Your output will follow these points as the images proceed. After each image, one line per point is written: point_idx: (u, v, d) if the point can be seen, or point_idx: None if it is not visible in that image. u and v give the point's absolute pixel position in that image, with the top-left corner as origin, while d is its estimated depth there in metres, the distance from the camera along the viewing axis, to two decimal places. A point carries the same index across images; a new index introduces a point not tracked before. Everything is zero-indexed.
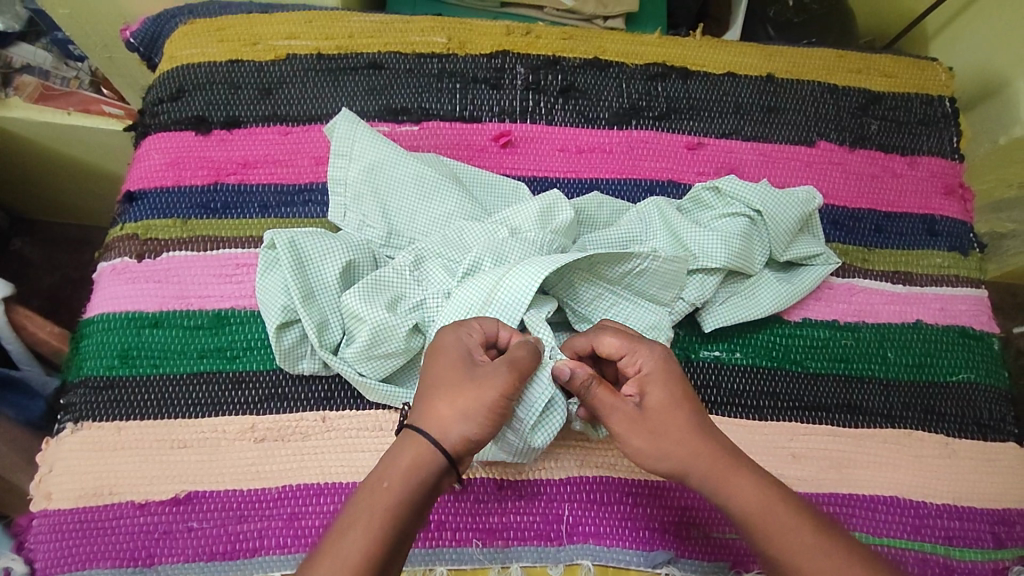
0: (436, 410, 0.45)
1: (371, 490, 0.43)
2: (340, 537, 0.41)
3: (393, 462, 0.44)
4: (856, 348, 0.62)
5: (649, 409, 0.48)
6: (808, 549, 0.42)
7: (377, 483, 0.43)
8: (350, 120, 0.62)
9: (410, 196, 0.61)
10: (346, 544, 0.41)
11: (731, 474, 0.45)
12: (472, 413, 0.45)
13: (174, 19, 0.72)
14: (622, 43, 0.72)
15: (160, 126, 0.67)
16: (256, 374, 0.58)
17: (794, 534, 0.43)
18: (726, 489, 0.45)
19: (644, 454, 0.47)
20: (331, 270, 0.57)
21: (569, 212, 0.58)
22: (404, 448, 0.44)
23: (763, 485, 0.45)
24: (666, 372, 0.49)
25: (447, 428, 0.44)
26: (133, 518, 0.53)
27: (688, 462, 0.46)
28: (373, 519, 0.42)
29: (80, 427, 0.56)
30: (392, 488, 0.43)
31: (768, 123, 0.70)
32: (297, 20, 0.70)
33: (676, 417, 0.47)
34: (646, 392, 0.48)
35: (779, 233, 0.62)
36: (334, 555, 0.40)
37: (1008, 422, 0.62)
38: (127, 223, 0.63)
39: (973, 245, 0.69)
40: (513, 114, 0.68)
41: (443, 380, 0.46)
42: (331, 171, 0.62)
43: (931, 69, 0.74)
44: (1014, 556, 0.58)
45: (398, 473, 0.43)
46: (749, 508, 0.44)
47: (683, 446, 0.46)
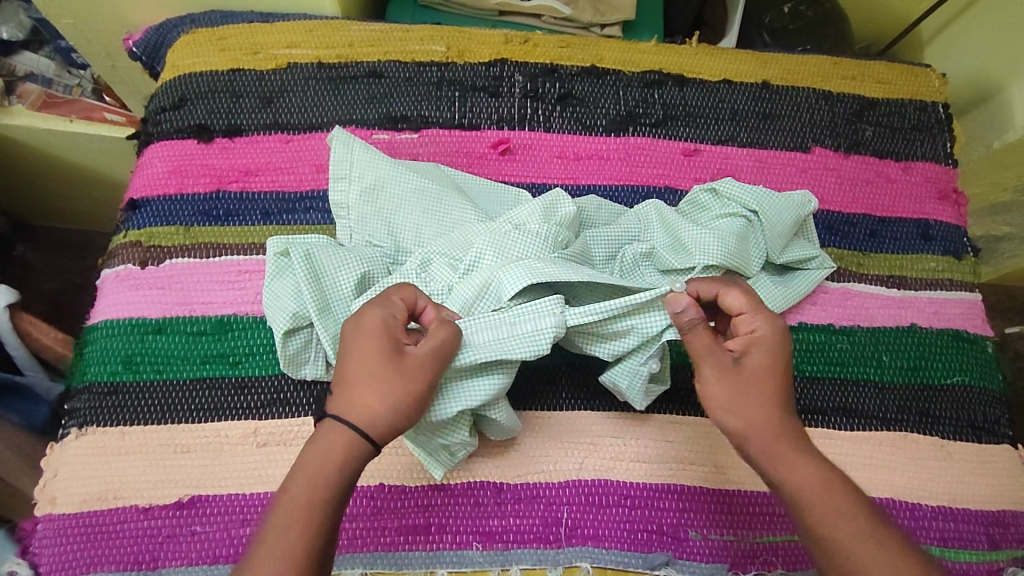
0: (360, 398, 0.45)
1: (302, 480, 0.43)
2: (277, 528, 0.42)
3: (320, 453, 0.44)
4: (851, 351, 0.63)
5: (745, 369, 0.48)
6: (855, 534, 0.43)
7: (306, 470, 0.44)
8: (346, 139, 0.63)
9: (414, 210, 0.62)
10: (285, 536, 0.42)
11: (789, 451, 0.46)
12: (395, 395, 0.46)
13: (177, 28, 0.72)
14: (619, 50, 0.73)
15: (163, 134, 0.68)
16: (259, 379, 0.58)
17: (842, 521, 0.44)
18: (785, 467, 0.46)
19: (719, 408, 0.48)
20: (335, 271, 0.58)
21: (571, 206, 0.59)
22: (329, 435, 0.45)
23: (822, 470, 0.46)
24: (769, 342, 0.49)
25: (375, 415, 0.45)
26: (137, 522, 0.54)
27: (755, 432, 0.47)
28: (309, 506, 0.43)
29: (84, 432, 0.57)
30: (324, 474, 0.44)
31: (764, 130, 0.71)
32: (298, 29, 0.71)
33: (768, 386, 0.48)
34: (746, 352, 0.49)
35: (775, 235, 0.63)
36: (280, 545, 0.41)
37: (1002, 424, 0.63)
38: (130, 230, 0.64)
39: (966, 249, 0.69)
40: (512, 121, 0.69)
41: (366, 366, 0.46)
42: (332, 194, 0.62)
43: (924, 75, 0.75)
44: (1009, 557, 0.58)
45: (327, 458, 0.44)
46: (803, 489, 0.45)
47: (757, 415, 0.47)
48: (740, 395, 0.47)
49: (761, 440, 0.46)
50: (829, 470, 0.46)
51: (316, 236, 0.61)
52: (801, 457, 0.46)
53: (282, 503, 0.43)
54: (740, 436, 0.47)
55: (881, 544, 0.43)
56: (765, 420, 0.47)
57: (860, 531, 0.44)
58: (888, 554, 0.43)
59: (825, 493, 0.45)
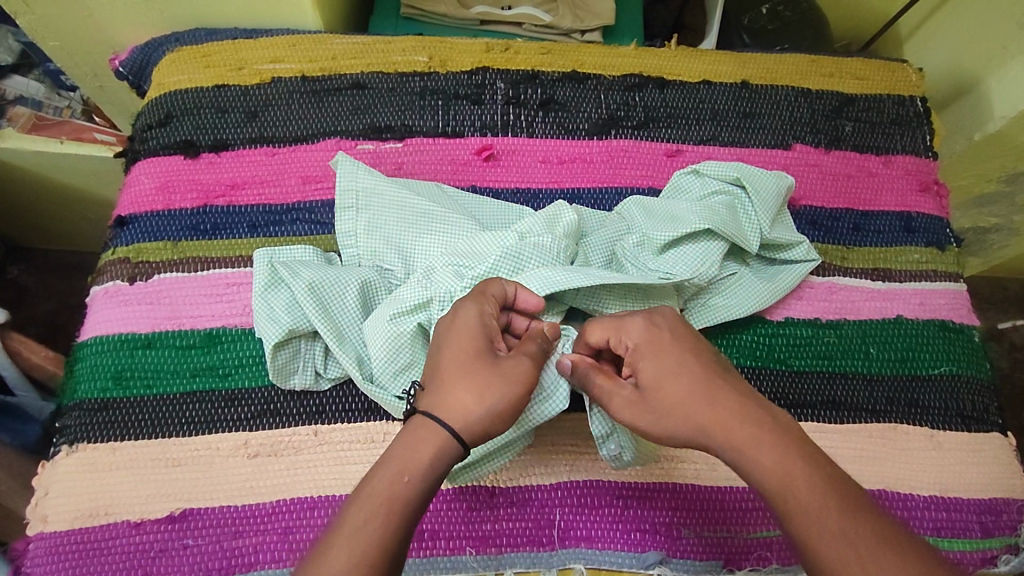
0: (456, 394, 0.46)
1: (387, 481, 0.42)
2: (353, 529, 0.40)
3: (410, 448, 0.44)
4: (838, 344, 0.63)
5: (644, 386, 0.48)
6: (828, 532, 0.41)
7: (395, 470, 0.43)
8: (351, 160, 0.64)
9: (412, 226, 0.62)
10: (360, 537, 0.40)
11: (749, 444, 0.45)
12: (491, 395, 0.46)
13: (162, 47, 0.73)
14: (599, 56, 0.74)
15: (149, 151, 0.68)
16: (249, 392, 0.59)
17: (816, 516, 0.41)
18: (747, 463, 0.44)
19: (653, 436, 0.48)
20: (340, 302, 0.58)
21: (574, 215, 0.60)
22: (420, 436, 0.44)
23: (788, 462, 0.43)
24: (660, 342, 0.49)
25: (470, 419, 0.45)
26: (129, 537, 0.54)
27: (706, 430, 0.46)
28: (388, 513, 0.41)
29: (75, 449, 0.57)
30: (409, 481, 0.42)
31: (745, 128, 0.72)
32: (281, 44, 0.72)
33: (689, 384, 0.47)
34: (637, 369, 0.49)
35: (764, 203, 0.64)
36: (352, 546, 0.39)
37: (991, 413, 0.63)
38: (118, 247, 0.64)
39: (950, 240, 0.70)
40: (496, 128, 0.70)
41: (452, 361, 0.48)
42: (339, 224, 0.63)
43: (901, 70, 0.76)
44: (1002, 544, 0.58)
45: (416, 464, 0.43)
46: (768, 482, 0.43)
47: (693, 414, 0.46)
48: (669, 407, 0.47)
49: (712, 437, 0.46)
50: (797, 462, 0.43)
51: (304, 248, 0.62)
52: (761, 446, 0.44)
53: (360, 503, 0.42)
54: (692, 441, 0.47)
55: (866, 540, 0.40)
56: (702, 419, 0.46)
57: (835, 526, 0.41)
58: (868, 547, 0.40)
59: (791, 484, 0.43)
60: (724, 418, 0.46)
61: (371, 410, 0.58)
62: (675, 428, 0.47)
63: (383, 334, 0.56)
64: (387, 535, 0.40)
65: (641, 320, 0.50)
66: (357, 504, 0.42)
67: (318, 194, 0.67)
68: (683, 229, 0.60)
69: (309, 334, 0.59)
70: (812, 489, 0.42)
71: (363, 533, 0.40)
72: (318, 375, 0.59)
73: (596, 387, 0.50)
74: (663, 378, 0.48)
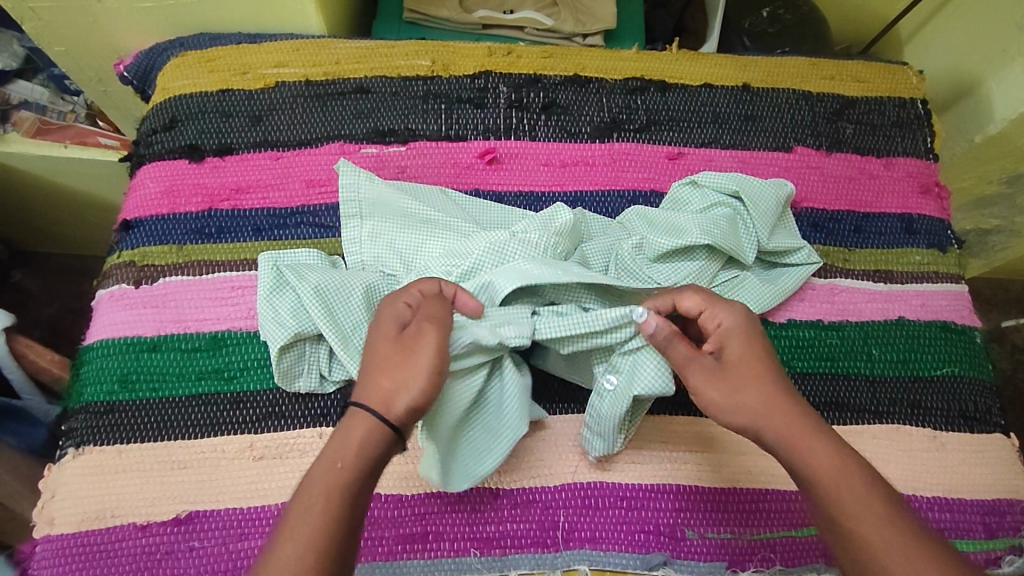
0: (376, 381, 0.47)
1: (321, 472, 0.43)
2: (296, 523, 0.42)
3: (341, 437, 0.45)
4: (840, 345, 0.64)
5: (729, 361, 0.49)
6: (870, 522, 0.43)
7: (330, 459, 0.44)
8: (353, 167, 0.65)
9: (415, 231, 0.62)
10: (303, 530, 0.41)
11: (801, 438, 0.46)
12: (407, 374, 0.46)
13: (166, 52, 0.73)
14: (601, 59, 0.75)
15: (154, 156, 0.68)
16: (253, 394, 0.59)
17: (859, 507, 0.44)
18: (800, 455, 0.46)
19: (714, 406, 0.49)
20: (345, 305, 0.59)
21: (570, 215, 0.60)
22: (347, 423, 0.45)
23: (840, 456, 0.46)
24: (748, 329, 0.50)
25: (390, 399, 0.46)
26: (135, 539, 0.54)
27: (762, 419, 0.47)
28: (326, 502, 0.42)
29: (81, 452, 0.57)
30: (344, 467, 0.43)
31: (746, 131, 0.72)
32: (285, 49, 0.72)
33: (755, 375, 0.49)
34: (725, 345, 0.50)
35: (764, 214, 0.64)
36: (296, 539, 0.41)
37: (993, 414, 0.64)
38: (124, 251, 0.65)
39: (951, 242, 0.70)
40: (498, 132, 0.70)
41: (381, 351, 0.48)
42: (344, 232, 0.64)
43: (902, 73, 0.77)
44: (1006, 545, 0.59)
45: (349, 449, 0.44)
46: (817, 473, 0.45)
47: (755, 402, 0.48)
48: (729, 392, 0.48)
49: (770, 426, 0.47)
50: (849, 458, 0.46)
51: (309, 252, 0.63)
52: (814, 440, 0.46)
53: (301, 497, 0.43)
54: (749, 428, 0.48)
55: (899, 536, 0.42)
56: (763, 407, 0.48)
57: (879, 517, 0.43)
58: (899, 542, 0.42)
59: (840, 477, 0.45)
60: (783, 411, 0.47)
61: None
62: (735, 411, 0.48)
63: None
64: (328, 524, 0.42)
65: (737, 308, 0.51)
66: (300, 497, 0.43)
67: (322, 197, 0.67)
68: (684, 241, 0.61)
69: (314, 336, 0.59)
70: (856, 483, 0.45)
71: (307, 526, 0.41)
72: (323, 378, 0.59)
73: (675, 351, 0.50)
74: (734, 368, 0.49)
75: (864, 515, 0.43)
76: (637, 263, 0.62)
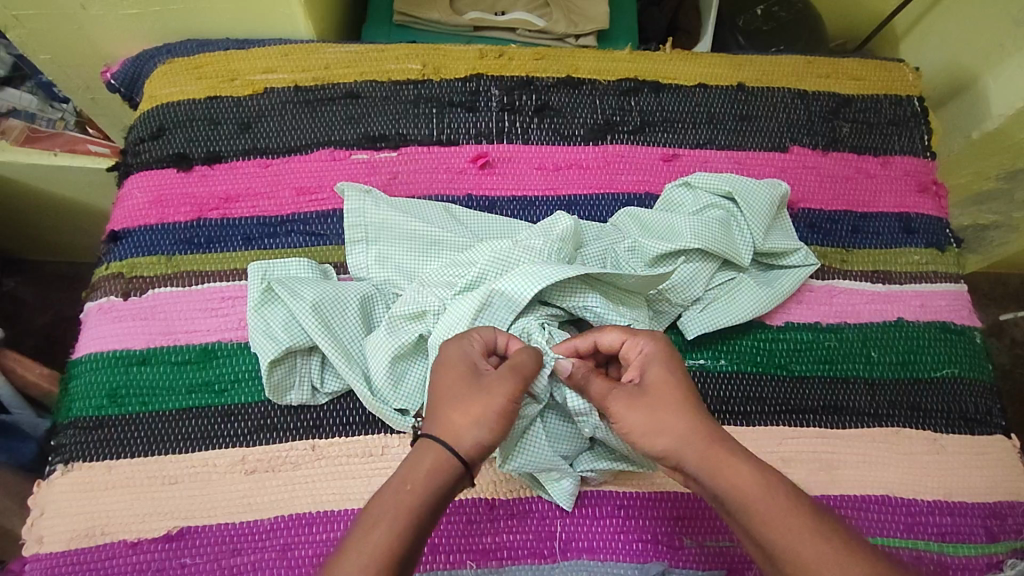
0: (454, 414, 0.46)
1: (390, 493, 0.43)
2: (362, 540, 0.41)
3: (415, 465, 0.44)
4: (839, 348, 0.63)
5: (647, 388, 0.49)
6: (801, 537, 0.41)
7: (396, 485, 0.43)
8: (358, 190, 0.63)
9: (412, 248, 0.62)
10: (372, 548, 0.40)
11: (723, 460, 0.45)
12: (483, 410, 0.46)
13: (153, 59, 0.72)
14: (593, 60, 0.74)
15: (143, 165, 0.67)
16: (245, 407, 0.58)
17: (779, 522, 0.42)
18: (722, 476, 0.45)
19: (634, 433, 0.48)
20: (342, 318, 0.58)
21: (569, 220, 0.59)
22: (424, 452, 0.45)
23: (762, 474, 0.44)
24: (669, 355, 0.51)
25: (463, 436, 0.46)
26: (126, 556, 0.53)
27: (680, 445, 0.46)
28: (395, 520, 0.42)
29: (70, 468, 0.56)
30: (413, 493, 0.43)
31: (741, 132, 0.71)
32: (273, 54, 0.71)
33: (677, 398, 0.48)
34: (645, 371, 0.50)
35: (759, 214, 0.63)
36: (359, 557, 0.40)
37: (994, 415, 0.63)
38: (112, 262, 0.64)
39: (949, 240, 0.69)
40: (490, 135, 0.69)
41: (504, 410, 0.47)
42: (351, 258, 0.62)
43: (897, 70, 0.76)
44: (1009, 549, 0.58)
45: (418, 475, 0.44)
46: (738, 494, 0.44)
47: (670, 426, 0.47)
48: (643, 412, 0.48)
49: (688, 449, 0.46)
50: (771, 474, 0.45)
51: (299, 262, 0.62)
52: (732, 457, 0.45)
53: (368, 512, 0.42)
54: (667, 455, 0.47)
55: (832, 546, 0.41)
56: (683, 431, 0.46)
57: (804, 529, 0.42)
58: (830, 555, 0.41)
59: (766, 493, 0.43)
60: (697, 430, 0.46)
61: (369, 423, 0.58)
62: (652, 438, 0.47)
63: (383, 352, 0.56)
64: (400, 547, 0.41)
65: (658, 335, 0.52)
66: (372, 516, 0.42)
67: (313, 205, 0.66)
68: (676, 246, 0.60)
69: (305, 349, 0.58)
70: (778, 497, 0.43)
71: (366, 546, 0.40)
72: (315, 389, 0.58)
73: (592, 387, 0.50)
74: (648, 393, 0.48)
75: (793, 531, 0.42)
76: (631, 265, 0.62)
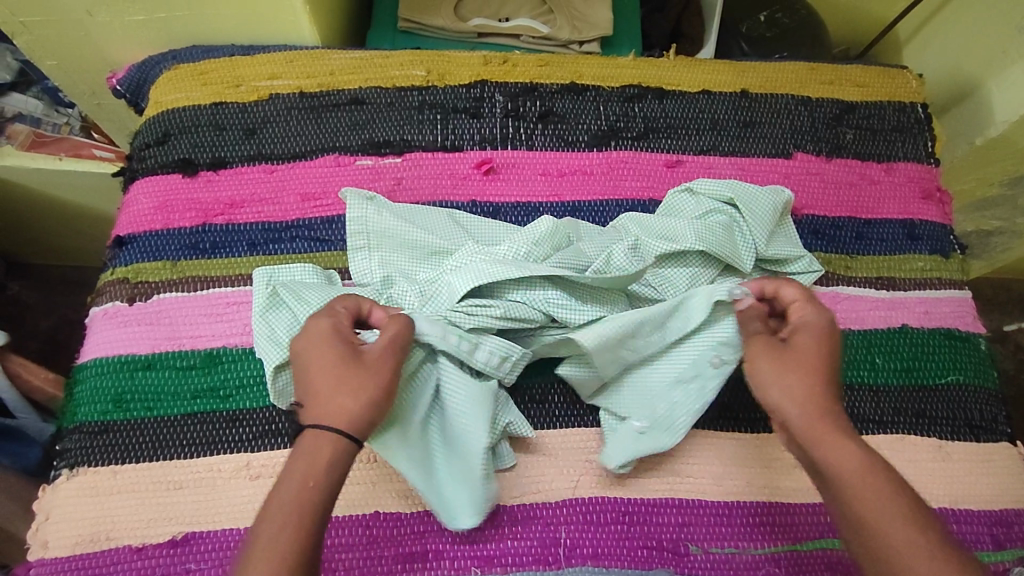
0: (339, 399, 0.47)
1: (292, 492, 0.43)
2: (267, 541, 0.41)
3: (314, 460, 0.45)
4: (844, 354, 0.63)
5: (793, 347, 0.51)
6: (893, 520, 0.42)
7: (298, 483, 0.44)
8: (360, 197, 0.64)
9: (415, 254, 0.62)
10: (277, 547, 0.41)
11: (829, 437, 0.46)
12: (364, 387, 0.48)
13: (159, 65, 0.72)
14: (597, 67, 0.74)
15: (148, 170, 0.68)
16: (249, 412, 0.58)
17: (875, 503, 0.43)
18: (829, 451, 0.46)
19: (762, 390, 0.50)
20: None
21: (549, 222, 0.60)
22: (319, 445, 0.45)
23: (865, 454, 0.45)
24: (825, 327, 0.52)
25: (351, 418, 0.47)
26: (131, 562, 0.53)
27: (799, 412, 0.48)
28: (297, 517, 0.42)
29: (75, 473, 0.56)
30: (315, 489, 0.44)
31: (745, 138, 0.71)
32: (278, 61, 0.71)
33: (816, 367, 0.50)
34: (795, 334, 0.52)
35: (762, 221, 0.64)
36: (268, 555, 0.41)
37: (1000, 422, 0.63)
38: (118, 267, 0.64)
39: (953, 247, 0.70)
40: (494, 141, 0.69)
41: (385, 386, 0.49)
42: (355, 265, 0.62)
43: (901, 77, 0.76)
44: (1014, 557, 0.57)
45: (319, 471, 0.44)
46: (839, 470, 0.45)
47: (805, 393, 0.48)
48: (777, 375, 0.50)
49: (803, 418, 0.48)
50: (876, 461, 0.45)
51: (304, 267, 0.62)
52: (840, 437, 0.46)
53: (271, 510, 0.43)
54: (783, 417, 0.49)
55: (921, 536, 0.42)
56: (808, 399, 0.48)
57: (897, 514, 0.43)
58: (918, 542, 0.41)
59: (868, 476, 0.44)
60: (819, 406, 0.48)
61: None
62: (778, 400, 0.49)
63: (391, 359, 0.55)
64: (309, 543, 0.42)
65: (814, 304, 0.54)
66: (267, 511, 0.43)
67: (317, 211, 0.66)
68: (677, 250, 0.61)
69: None
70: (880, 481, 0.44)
71: (272, 545, 0.41)
72: None
73: (751, 327, 0.54)
74: (785, 360, 0.50)
75: (888, 514, 0.43)
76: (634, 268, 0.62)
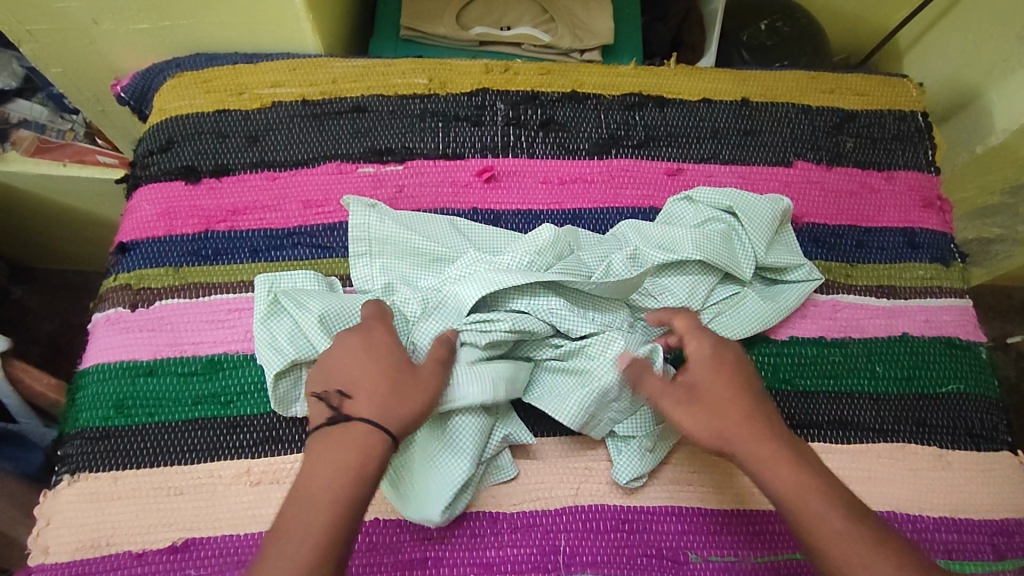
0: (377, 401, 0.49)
1: (323, 485, 0.46)
2: (297, 532, 0.44)
3: (346, 454, 0.47)
4: (844, 363, 0.63)
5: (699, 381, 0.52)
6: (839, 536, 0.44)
7: (331, 476, 0.46)
8: (363, 206, 0.64)
9: (415, 261, 0.63)
10: (307, 538, 0.43)
11: (769, 461, 0.48)
12: (408, 397, 0.50)
13: (163, 73, 0.73)
14: (598, 75, 0.74)
15: (151, 177, 0.68)
16: (250, 418, 0.58)
17: (819, 522, 0.45)
18: (766, 478, 0.47)
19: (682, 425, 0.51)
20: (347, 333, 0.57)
21: (549, 231, 0.60)
22: (354, 438, 0.48)
23: (800, 474, 0.47)
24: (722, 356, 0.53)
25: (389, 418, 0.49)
26: (131, 567, 0.53)
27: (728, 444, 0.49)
28: (326, 509, 0.44)
29: (77, 479, 0.56)
30: (347, 482, 0.46)
31: (745, 146, 0.72)
32: (282, 68, 0.72)
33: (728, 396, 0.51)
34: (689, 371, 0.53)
35: (761, 229, 0.64)
36: (296, 547, 0.43)
37: (1000, 431, 0.63)
38: (121, 273, 0.64)
39: (953, 255, 0.70)
40: (495, 149, 0.70)
41: (427, 400, 0.51)
42: (355, 271, 0.62)
43: (901, 86, 0.76)
44: (1016, 567, 0.57)
45: (352, 465, 0.46)
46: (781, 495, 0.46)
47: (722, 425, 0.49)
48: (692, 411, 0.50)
49: (734, 444, 0.49)
50: (809, 475, 0.47)
51: (305, 274, 0.62)
52: (776, 462, 0.48)
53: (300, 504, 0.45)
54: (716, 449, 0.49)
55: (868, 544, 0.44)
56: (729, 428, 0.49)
57: (841, 530, 0.44)
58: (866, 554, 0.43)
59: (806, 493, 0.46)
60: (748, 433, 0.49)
61: None
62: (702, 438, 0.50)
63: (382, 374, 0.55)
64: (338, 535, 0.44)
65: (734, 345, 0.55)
66: (283, 531, 0.44)
67: (319, 218, 0.67)
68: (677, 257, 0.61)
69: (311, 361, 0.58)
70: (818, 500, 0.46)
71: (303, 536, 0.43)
72: None
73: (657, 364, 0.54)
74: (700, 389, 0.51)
75: (833, 531, 0.44)
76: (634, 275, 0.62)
